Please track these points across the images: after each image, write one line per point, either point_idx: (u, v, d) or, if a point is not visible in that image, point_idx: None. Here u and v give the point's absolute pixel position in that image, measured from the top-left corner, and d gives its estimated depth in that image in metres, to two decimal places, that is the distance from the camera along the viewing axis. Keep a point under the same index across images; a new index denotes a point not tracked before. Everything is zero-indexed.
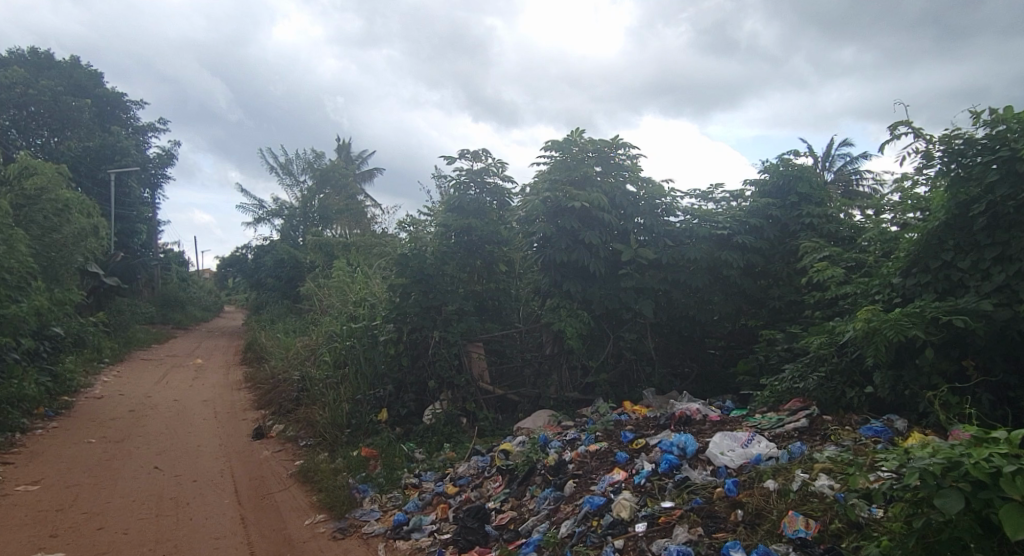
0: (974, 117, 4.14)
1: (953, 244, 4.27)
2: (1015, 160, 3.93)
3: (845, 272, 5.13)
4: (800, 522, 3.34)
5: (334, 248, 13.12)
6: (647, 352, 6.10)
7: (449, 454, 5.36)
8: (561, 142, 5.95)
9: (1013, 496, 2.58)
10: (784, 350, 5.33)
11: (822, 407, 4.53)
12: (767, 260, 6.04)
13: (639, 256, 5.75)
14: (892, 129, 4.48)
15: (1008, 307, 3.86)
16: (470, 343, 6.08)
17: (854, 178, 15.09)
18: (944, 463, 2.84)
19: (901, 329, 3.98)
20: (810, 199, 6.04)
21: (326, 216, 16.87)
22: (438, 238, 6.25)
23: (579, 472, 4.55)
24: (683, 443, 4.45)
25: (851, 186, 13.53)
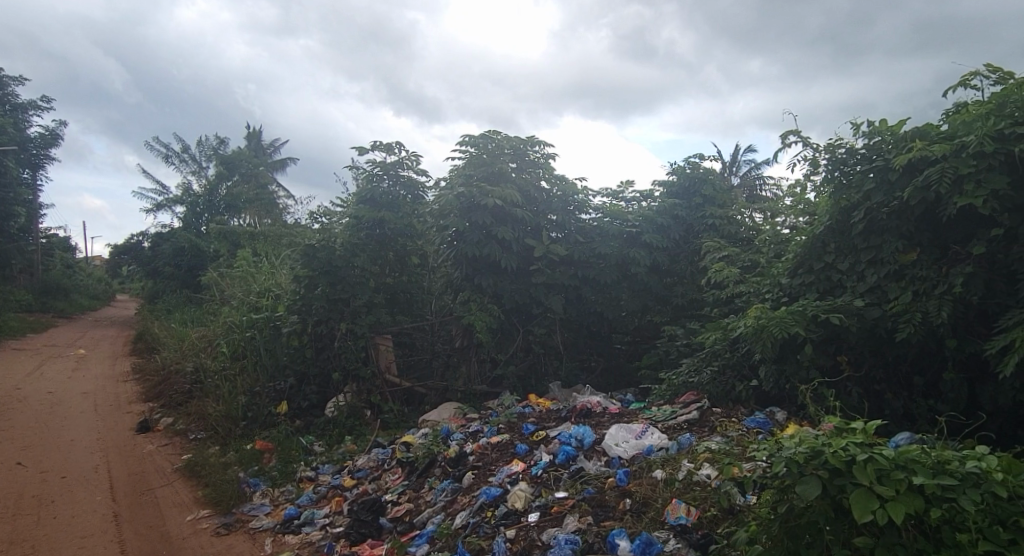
0: (855, 128, 4.40)
1: (835, 247, 4.54)
2: (888, 170, 4.21)
3: (741, 272, 5.37)
4: (681, 509, 3.52)
5: (237, 238, 12.58)
6: (555, 346, 6.18)
7: (350, 448, 5.26)
8: (476, 138, 5.93)
9: (862, 482, 2.79)
10: (682, 345, 5.52)
11: (713, 400, 4.74)
12: (673, 259, 6.24)
13: (550, 252, 5.86)
14: (784, 137, 4.70)
15: (878, 306, 4.15)
16: (377, 335, 5.97)
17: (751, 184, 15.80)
18: (808, 451, 3.01)
19: (785, 327, 4.22)
20: (713, 201, 6.30)
21: (234, 204, 16.14)
22: (348, 229, 6.08)
23: (478, 464, 4.58)
24: (581, 435, 4.57)
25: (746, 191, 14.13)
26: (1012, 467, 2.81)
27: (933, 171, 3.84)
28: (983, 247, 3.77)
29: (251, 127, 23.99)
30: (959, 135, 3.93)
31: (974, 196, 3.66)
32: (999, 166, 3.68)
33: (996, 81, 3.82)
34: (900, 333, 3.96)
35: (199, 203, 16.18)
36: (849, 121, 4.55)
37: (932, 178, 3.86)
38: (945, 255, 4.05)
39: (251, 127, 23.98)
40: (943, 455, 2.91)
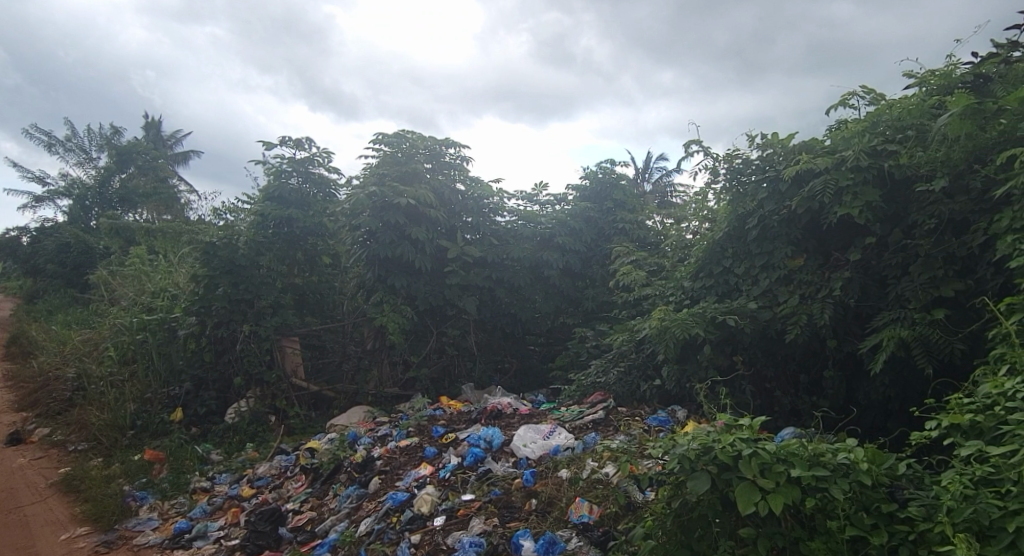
0: (750, 140, 4.65)
1: (732, 252, 4.78)
2: (779, 181, 4.47)
3: (647, 275, 5.56)
4: (585, 507, 3.60)
5: (130, 234, 11.82)
6: (469, 348, 6.17)
7: (250, 456, 5.05)
8: (389, 137, 5.85)
9: (747, 475, 2.94)
10: (592, 346, 5.65)
11: (619, 399, 4.88)
12: (585, 263, 6.38)
13: (465, 254, 5.87)
14: (686, 146, 4.91)
15: (769, 309, 4.40)
16: (284, 337, 5.79)
17: (658, 188, 16.48)
18: (700, 448, 3.14)
19: (686, 328, 4.41)
20: (624, 205, 6.48)
21: (129, 198, 15.13)
22: (252, 227, 5.81)
23: (385, 468, 4.48)
24: (490, 436, 4.57)
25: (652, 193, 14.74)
26: (877, 457, 3.04)
27: (817, 183, 4.12)
28: (859, 254, 4.08)
29: (149, 118, 22.67)
30: (840, 149, 4.23)
31: (852, 206, 3.95)
32: (873, 179, 3.98)
33: (871, 101, 4.14)
34: (788, 334, 4.22)
35: (88, 194, 14.95)
36: (745, 133, 4.80)
37: (816, 189, 4.13)
38: (827, 260, 4.35)
39: (149, 118, 22.67)
40: (819, 448, 3.10)
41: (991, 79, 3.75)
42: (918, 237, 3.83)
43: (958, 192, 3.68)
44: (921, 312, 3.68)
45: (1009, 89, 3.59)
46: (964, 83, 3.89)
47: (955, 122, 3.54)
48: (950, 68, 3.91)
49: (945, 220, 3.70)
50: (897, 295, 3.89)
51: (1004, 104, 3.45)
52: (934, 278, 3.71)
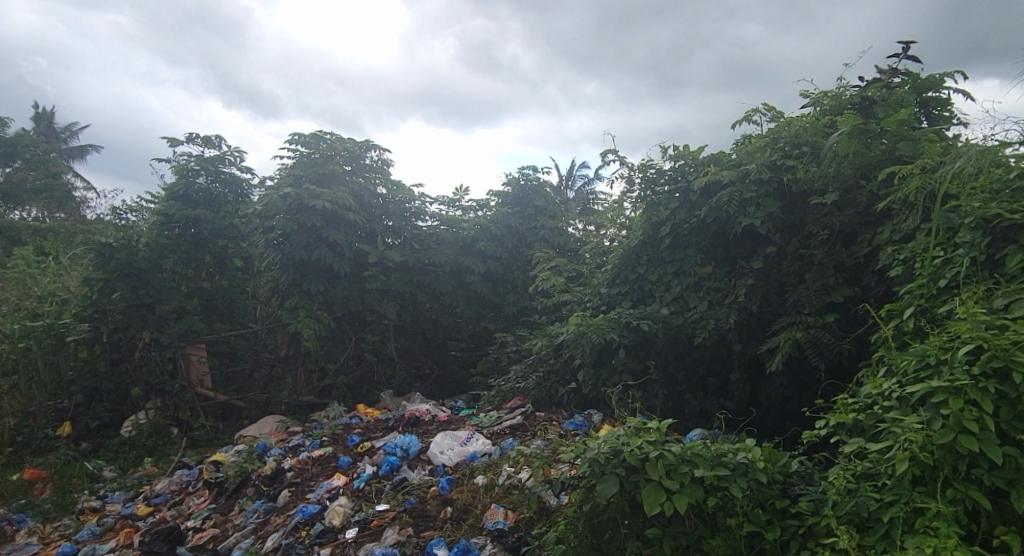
0: (663, 151, 4.82)
1: (646, 259, 4.94)
2: (689, 191, 4.66)
3: (566, 281, 5.67)
4: (500, 513, 3.60)
5: (12, 235, 10.96)
6: (389, 354, 6.06)
7: (148, 472, 4.77)
8: (306, 137, 5.68)
9: (653, 476, 3.02)
10: (512, 352, 5.68)
11: (537, 404, 4.93)
12: (506, 268, 6.43)
13: (385, 258, 5.77)
14: (603, 155, 5.03)
15: (680, 314, 4.56)
16: (189, 345, 5.53)
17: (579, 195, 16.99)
18: (610, 451, 3.20)
19: (601, 333, 4.51)
20: (544, 212, 6.59)
21: (15, 194, 13.99)
22: (155, 227, 5.49)
23: (296, 481, 4.31)
24: (407, 444, 4.49)
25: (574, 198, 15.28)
26: (773, 456, 3.20)
27: (724, 194, 4.32)
28: (761, 262, 4.30)
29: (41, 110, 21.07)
30: (744, 163, 4.45)
31: (755, 217, 4.16)
32: (773, 192, 4.23)
33: (771, 118, 4.38)
34: (697, 338, 4.39)
35: None
36: (659, 144, 4.96)
37: (723, 200, 4.32)
38: (733, 268, 4.56)
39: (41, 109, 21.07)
40: (721, 448, 3.23)
41: (875, 101, 4.05)
42: (813, 247, 4.09)
43: (847, 205, 3.95)
44: (815, 317, 3.92)
45: (890, 111, 3.89)
46: (852, 104, 4.19)
47: (844, 140, 3.79)
48: (840, 90, 4.19)
49: (836, 231, 3.97)
50: (794, 301, 4.13)
51: (885, 125, 3.74)
52: (826, 285, 3.97)
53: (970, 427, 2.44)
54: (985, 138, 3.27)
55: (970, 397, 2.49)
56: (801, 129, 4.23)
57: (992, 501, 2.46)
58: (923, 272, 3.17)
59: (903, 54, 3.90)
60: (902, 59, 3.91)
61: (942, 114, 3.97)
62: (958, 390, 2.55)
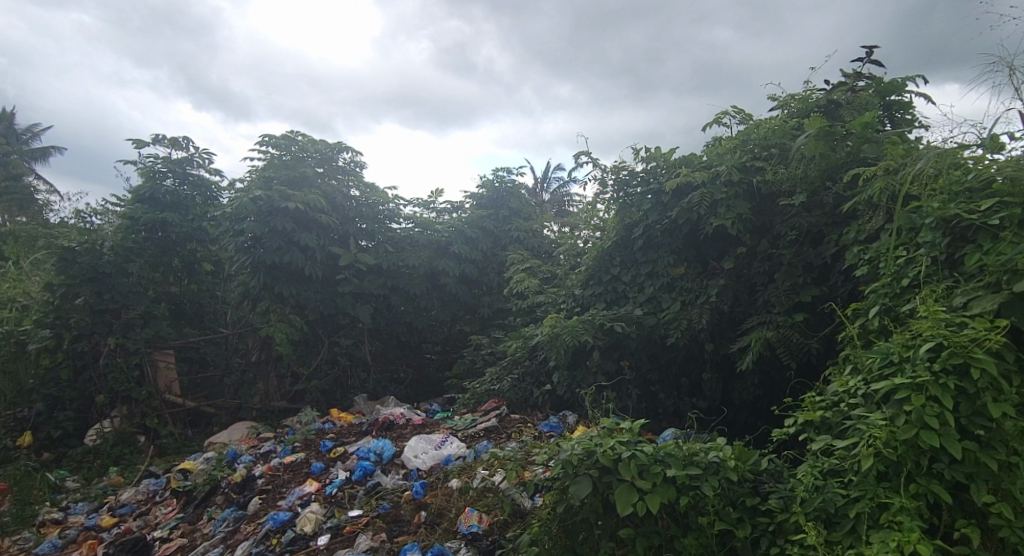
0: (635, 153, 4.85)
1: (619, 261, 4.97)
2: (661, 193, 4.70)
3: (540, 283, 5.67)
4: (474, 516, 3.58)
5: None
6: (363, 358, 6.00)
7: (113, 481, 4.66)
8: (276, 138, 5.59)
9: (626, 477, 3.03)
10: (487, 354, 5.67)
11: (512, 406, 4.92)
12: (481, 271, 6.42)
13: (358, 261, 5.71)
14: (577, 157, 5.05)
15: (654, 315, 4.59)
16: (156, 351, 5.42)
17: (555, 196, 17.09)
18: (583, 452, 3.20)
19: (575, 334, 4.52)
20: (519, 213, 6.60)
21: None
22: (120, 231, 5.36)
23: (267, 488, 4.24)
24: (380, 449, 4.45)
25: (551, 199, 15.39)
26: (743, 454, 3.24)
27: (696, 195, 4.36)
28: (732, 262, 4.35)
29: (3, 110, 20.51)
30: (714, 164, 4.50)
31: (726, 218, 4.21)
32: (743, 194, 4.28)
33: (741, 121, 4.43)
34: (670, 338, 4.42)
35: None
36: (631, 146, 4.99)
37: (694, 201, 4.37)
38: (705, 269, 4.61)
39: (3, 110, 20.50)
40: (693, 447, 3.25)
41: (840, 104, 4.13)
42: (782, 247, 4.15)
43: (815, 206, 4.01)
44: (784, 316, 3.97)
45: (855, 115, 3.97)
46: (818, 107, 4.26)
47: (811, 142, 3.85)
48: (807, 93, 4.26)
49: (804, 232, 4.03)
50: (765, 301, 4.18)
51: (851, 127, 3.82)
52: (795, 285, 4.02)
53: (931, 422, 2.49)
54: (945, 140, 3.35)
55: (931, 393, 2.55)
56: (770, 132, 4.29)
57: (953, 494, 2.51)
58: (887, 271, 3.23)
59: (867, 58, 3.98)
60: (866, 63, 3.99)
61: (905, 117, 4.07)
62: (920, 386, 2.60)
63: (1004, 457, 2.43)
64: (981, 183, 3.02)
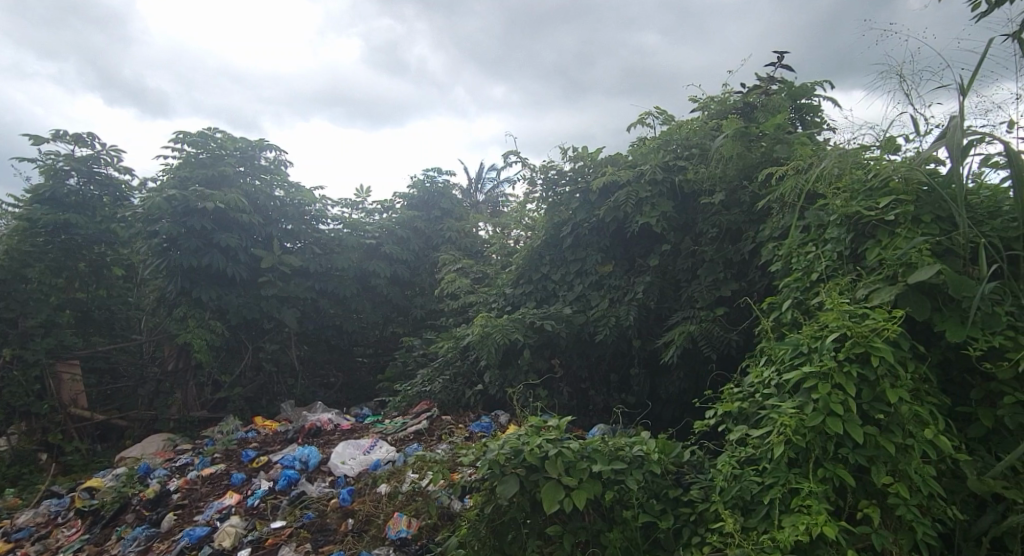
0: (563, 152, 4.89)
1: (549, 260, 5.01)
2: (588, 192, 4.77)
3: (472, 283, 5.65)
4: (402, 522, 3.49)
5: None
6: (290, 363, 5.80)
7: (9, 504, 4.34)
8: (192, 135, 5.33)
9: (552, 474, 3.03)
10: (419, 356, 5.61)
11: (443, 408, 4.88)
12: (413, 271, 6.34)
13: (283, 263, 5.51)
14: (505, 156, 5.04)
15: (583, 313, 4.64)
16: (60, 362, 5.07)
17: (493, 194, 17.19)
18: (510, 451, 3.17)
19: (506, 333, 4.52)
20: (450, 214, 6.58)
21: None
22: (16, 233, 4.97)
23: (182, 502, 4.02)
24: (306, 456, 4.30)
25: (489, 196, 15.49)
26: (666, 447, 3.30)
27: (622, 194, 4.44)
28: (657, 260, 4.46)
29: None
30: (639, 164, 4.59)
31: (650, 216, 4.30)
32: (666, 193, 4.39)
33: (663, 121, 4.54)
34: (599, 336, 4.48)
35: None
36: (559, 145, 5.03)
37: (620, 200, 4.44)
38: (632, 266, 4.70)
39: None
40: (618, 442, 3.29)
41: (755, 107, 4.29)
42: (703, 245, 4.27)
43: (733, 204, 4.15)
44: (707, 311, 4.09)
45: (768, 117, 4.14)
46: (735, 109, 4.42)
47: (728, 143, 4.00)
48: (724, 96, 4.40)
49: (723, 230, 4.17)
50: (688, 297, 4.30)
51: (764, 129, 3.97)
52: (716, 280, 4.15)
53: (836, 409, 2.61)
54: (848, 142, 3.54)
55: (836, 381, 2.67)
56: (690, 133, 4.41)
57: (857, 477, 2.64)
58: (798, 266, 3.38)
59: (778, 63, 4.16)
60: (778, 68, 4.17)
61: (814, 119, 4.27)
62: (826, 375, 2.72)
63: (901, 439, 2.57)
64: (880, 181, 3.20)
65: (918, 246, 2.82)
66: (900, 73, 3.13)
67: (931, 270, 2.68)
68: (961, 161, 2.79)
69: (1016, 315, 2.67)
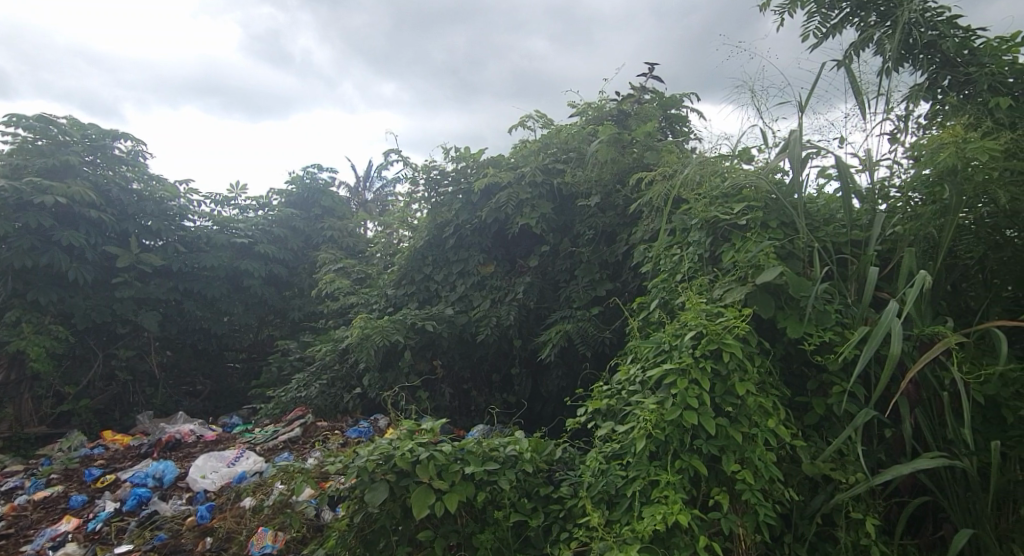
0: (445, 152, 4.85)
1: (431, 260, 4.94)
2: (471, 193, 4.75)
3: (352, 283, 5.47)
4: (268, 536, 3.27)
5: None
6: (149, 371, 5.31)
7: None
8: (29, 119, 4.76)
9: (423, 479, 2.95)
10: (295, 359, 5.36)
11: (319, 414, 4.67)
12: (290, 271, 6.06)
13: (140, 262, 5.04)
14: (386, 154, 4.91)
15: (465, 313, 4.62)
16: None
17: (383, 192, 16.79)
18: (380, 457, 3.06)
19: (385, 334, 4.40)
20: (332, 212, 6.38)
21: None
22: None
23: (7, 532, 3.56)
24: (160, 472, 3.95)
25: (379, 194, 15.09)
26: (539, 446, 3.33)
27: (503, 196, 4.46)
28: (536, 260, 4.53)
29: None
30: (520, 165, 4.64)
31: (530, 217, 4.36)
32: (546, 194, 4.46)
33: (543, 125, 4.61)
34: (480, 336, 4.46)
35: None
36: (441, 145, 4.97)
37: (501, 201, 4.47)
38: (513, 267, 4.74)
39: None
40: (492, 443, 3.27)
41: (628, 114, 4.45)
42: (581, 246, 4.39)
43: (608, 208, 4.29)
44: (583, 310, 4.20)
45: (640, 124, 4.32)
46: (611, 115, 4.56)
47: (603, 148, 4.13)
48: (601, 102, 4.53)
49: (599, 231, 4.30)
50: (567, 296, 4.39)
51: (636, 135, 4.14)
52: (592, 280, 4.28)
53: (692, 403, 2.75)
54: (709, 151, 3.76)
55: (693, 376, 2.81)
56: (569, 137, 4.50)
57: (709, 466, 2.80)
58: (665, 268, 3.54)
59: (649, 73, 4.35)
60: (649, 78, 4.36)
61: (682, 129, 4.51)
62: (684, 371, 2.85)
63: (748, 429, 2.75)
64: (734, 188, 3.42)
65: (765, 249, 3.05)
66: (751, 89, 3.36)
67: (775, 270, 2.90)
68: (800, 171, 3.05)
69: (843, 312, 2.95)
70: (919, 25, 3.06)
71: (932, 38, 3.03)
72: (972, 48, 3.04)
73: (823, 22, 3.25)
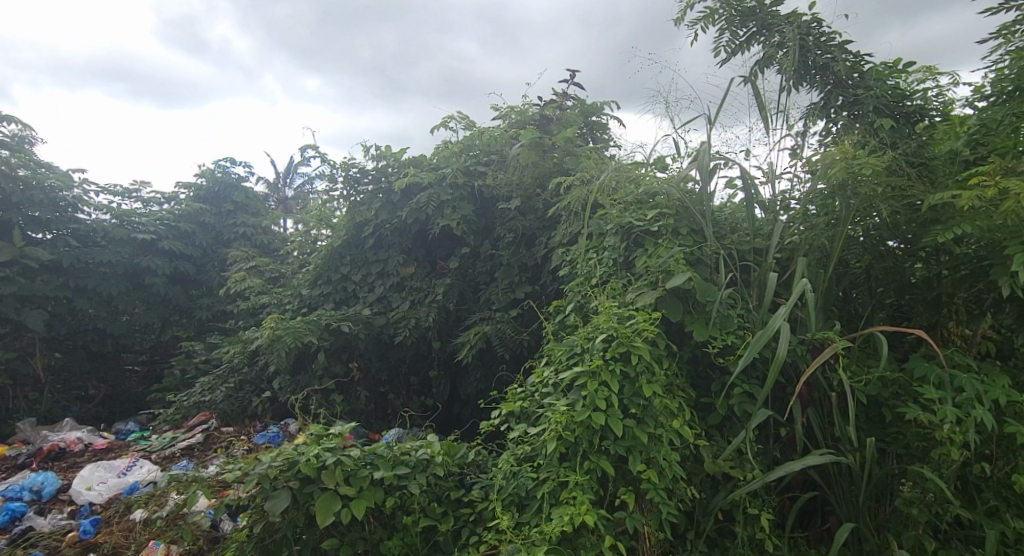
0: (365, 150, 4.73)
1: (349, 260, 4.81)
2: (391, 192, 4.66)
3: (265, 283, 5.25)
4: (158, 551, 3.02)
5: None
6: (32, 375, 4.88)
7: None
8: None
9: (328, 485, 2.84)
10: (201, 362, 5.08)
11: (224, 419, 4.44)
12: (198, 269, 5.75)
13: (25, 256, 4.62)
14: (303, 150, 4.73)
15: (383, 314, 4.51)
16: None
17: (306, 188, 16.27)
18: (284, 463, 2.92)
19: (298, 336, 4.23)
20: (246, 208, 6.11)
21: None
22: None
23: None
24: (39, 485, 3.62)
25: None
26: (452, 449, 3.27)
27: (423, 196, 4.40)
28: (457, 262, 4.49)
29: None
30: (442, 166, 4.60)
31: (451, 218, 4.32)
32: (467, 196, 4.45)
33: (466, 126, 4.59)
34: (397, 338, 4.37)
35: None
36: (361, 142, 4.85)
37: (422, 201, 4.40)
38: (433, 268, 4.68)
39: None
40: (403, 446, 3.20)
41: (550, 119, 4.49)
42: (501, 248, 4.39)
43: (529, 211, 4.31)
44: (502, 312, 4.19)
45: (561, 129, 4.37)
46: (534, 120, 4.59)
47: (524, 152, 4.16)
48: (524, 107, 4.55)
49: (519, 234, 4.31)
50: (486, 299, 4.37)
51: (556, 140, 4.18)
52: (512, 283, 4.28)
53: (600, 404, 2.78)
54: (625, 158, 3.85)
55: (603, 378, 2.84)
56: (491, 140, 4.50)
57: (617, 466, 2.84)
58: (581, 271, 3.58)
59: (571, 80, 4.42)
60: (570, 85, 4.43)
61: (602, 136, 4.61)
62: (595, 373, 2.88)
63: (654, 429, 2.81)
64: (648, 195, 3.51)
65: (675, 255, 3.13)
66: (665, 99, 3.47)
67: (683, 276, 2.98)
68: (708, 181, 3.16)
69: (745, 317, 3.07)
70: (816, 47, 3.25)
71: (826, 61, 3.22)
72: (861, 71, 3.26)
73: (732, 39, 3.40)
